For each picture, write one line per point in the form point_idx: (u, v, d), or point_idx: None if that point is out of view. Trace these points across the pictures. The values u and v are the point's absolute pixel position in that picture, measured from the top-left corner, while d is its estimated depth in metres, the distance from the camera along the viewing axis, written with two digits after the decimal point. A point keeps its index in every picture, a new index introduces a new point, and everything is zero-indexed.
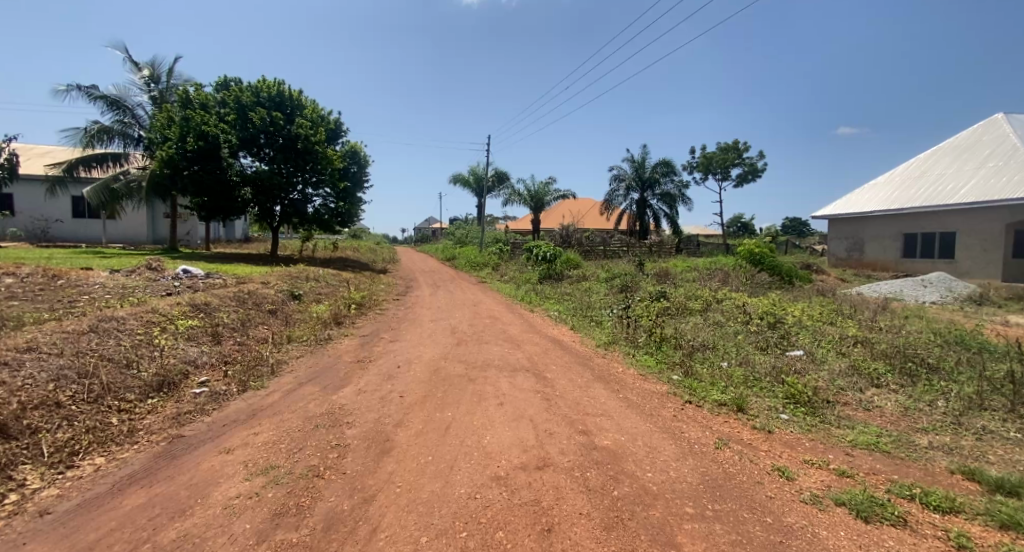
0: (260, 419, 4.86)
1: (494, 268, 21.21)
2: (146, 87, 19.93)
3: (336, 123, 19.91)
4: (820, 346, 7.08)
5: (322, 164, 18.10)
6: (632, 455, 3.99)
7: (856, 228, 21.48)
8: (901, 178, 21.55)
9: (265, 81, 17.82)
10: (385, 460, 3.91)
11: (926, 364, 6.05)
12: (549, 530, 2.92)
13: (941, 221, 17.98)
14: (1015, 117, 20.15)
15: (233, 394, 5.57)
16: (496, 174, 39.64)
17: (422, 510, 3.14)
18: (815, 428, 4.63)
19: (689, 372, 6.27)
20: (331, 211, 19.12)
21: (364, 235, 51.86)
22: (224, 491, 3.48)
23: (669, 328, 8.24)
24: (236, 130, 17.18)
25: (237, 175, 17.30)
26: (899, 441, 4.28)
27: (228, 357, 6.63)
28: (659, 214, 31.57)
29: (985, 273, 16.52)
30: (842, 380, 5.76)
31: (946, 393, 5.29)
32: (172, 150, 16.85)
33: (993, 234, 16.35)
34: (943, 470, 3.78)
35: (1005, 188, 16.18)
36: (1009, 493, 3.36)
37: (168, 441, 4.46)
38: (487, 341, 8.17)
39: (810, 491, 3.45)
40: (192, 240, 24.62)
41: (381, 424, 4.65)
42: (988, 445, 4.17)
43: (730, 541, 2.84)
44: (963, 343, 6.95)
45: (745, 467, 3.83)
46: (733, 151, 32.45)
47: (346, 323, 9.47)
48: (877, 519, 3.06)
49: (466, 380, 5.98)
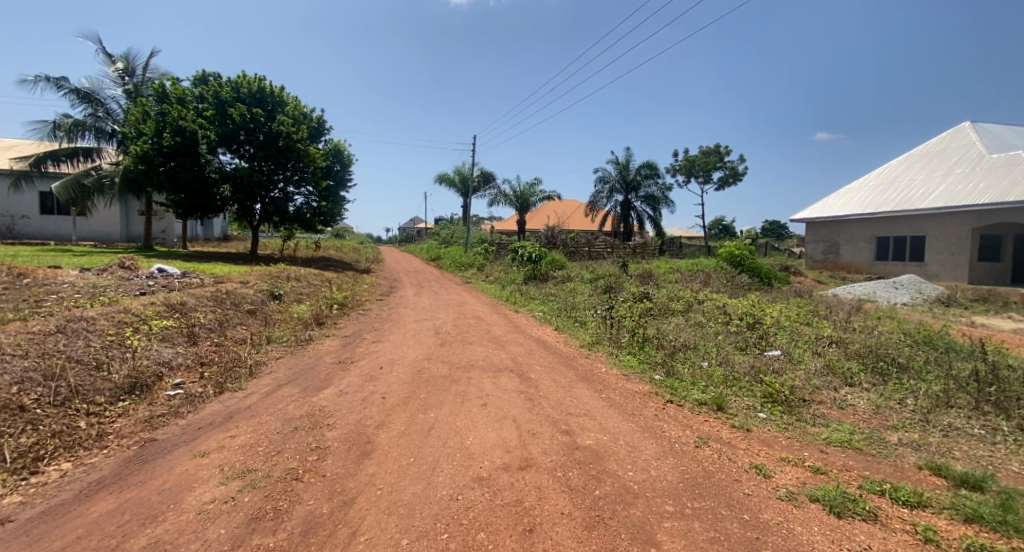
0: (238, 421, 4.79)
1: (480, 268, 21.27)
2: (120, 80, 19.45)
3: (319, 120, 19.76)
4: (797, 346, 7.26)
5: (304, 162, 17.84)
6: (613, 454, 4.03)
7: (832, 231, 22.01)
8: (874, 183, 22.18)
9: (245, 76, 17.55)
10: (366, 462, 3.88)
11: (896, 364, 6.23)
12: (531, 530, 2.93)
13: (912, 225, 18.55)
14: (981, 126, 21.00)
15: (209, 396, 5.46)
16: (481, 174, 39.75)
17: (403, 512, 3.13)
18: (791, 426, 4.73)
19: (671, 372, 6.35)
20: (313, 210, 18.82)
21: (345, 235, 51.43)
22: (198, 496, 3.41)
23: (652, 329, 8.38)
24: (214, 126, 16.82)
25: (216, 172, 16.92)
26: (871, 438, 4.41)
27: (205, 359, 6.49)
28: (643, 216, 31.92)
29: (952, 276, 17.11)
30: (817, 379, 5.91)
31: (915, 391, 5.46)
32: (147, 145, 16.46)
33: (960, 239, 16.93)
34: (912, 466, 3.90)
35: (971, 194, 16.82)
36: (974, 487, 3.49)
37: (139, 446, 4.34)
38: (471, 341, 8.14)
39: (785, 488, 3.53)
40: (167, 238, 24.00)
41: (362, 426, 4.61)
42: (954, 441, 4.33)
43: (708, 538, 2.89)
44: (931, 342, 7.20)
45: (724, 465, 3.90)
46: (715, 155, 32.95)
47: (328, 324, 9.37)
48: (849, 513, 3.15)
49: (449, 381, 5.98)
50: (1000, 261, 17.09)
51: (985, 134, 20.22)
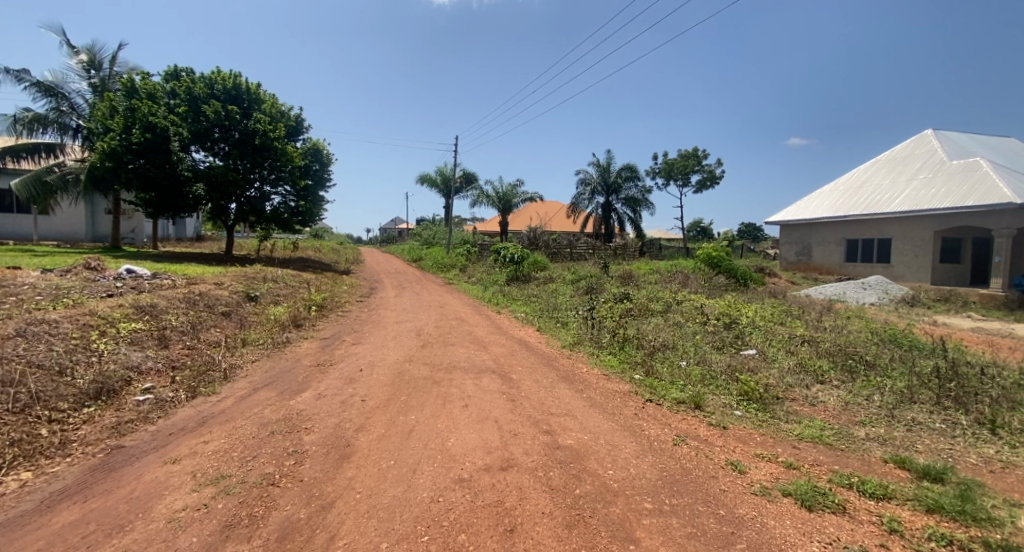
0: (210, 427, 4.68)
1: (462, 269, 21.21)
2: (86, 73, 18.80)
3: (297, 119, 19.47)
4: (771, 345, 7.44)
5: (282, 161, 17.51)
6: (594, 453, 4.08)
7: (804, 233, 22.64)
8: (844, 187, 22.91)
9: (220, 73, 17.18)
10: (345, 466, 3.84)
11: (864, 361, 6.46)
12: (511, 530, 2.95)
13: (879, 228, 19.20)
14: (943, 133, 21.89)
15: (180, 401, 5.33)
16: (464, 174, 39.65)
17: (383, 516, 3.11)
18: (765, 423, 4.87)
19: (650, 371, 6.44)
20: (291, 210, 18.50)
21: (325, 235, 50.73)
22: (169, 504, 3.32)
23: (632, 329, 8.51)
24: (187, 123, 16.39)
25: (189, 170, 16.48)
26: (840, 434, 4.56)
27: (176, 363, 6.32)
28: (624, 218, 32.28)
29: (916, 277, 17.75)
30: (790, 377, 6.08)
31: (882, 388, 5.67)
32: (115, 142, 15.96)
33: (923, 241, 17.60)
34: (878, 460, 4.06)
35: (934, 198, 17.49)
36: (935, 479, 3.64)
37: (106, 453, 4.21)
38: (453, 342, 8.13)
39: (759, 483, 3.64)
40: (137, 238, 23.32)
41: (341, 429, 4.56)
42: (918, 436, 4.51)
43: (686, 534, 2.95)
44: (897, 341, 7.49)
45: (701, 462, 3.99)
46: (693, 158, 33.47)
47: (306, 325, 9.23)
48: (819, 507, 3.25)
49: (431, 383, 5.95)
50: (962, 263, 17.77)
51: (947, 141, 21.09)
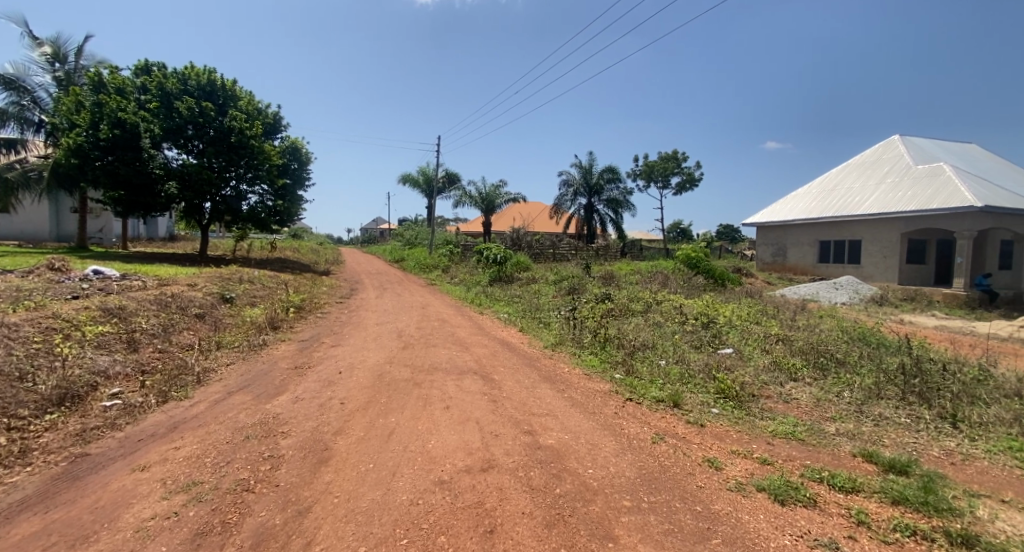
0: (182, 432, 4.56)
1: (444, 270, 21.08)
2: (49, 67, 18.13)
3: (274, 117, 19.11)
4: (747, 343, 7.61)
5: (259, 160, 17.16)
6: (574, 453, 4.11)
7: (779, 235, 23.24)
8: (817, 190, 23.55)
9: (193, 68, 16.76)
10: (322, 470, 3.78)
11: (835, 358, 6.66)
12: (491, 531, 2.95)
13: (849, 230, 19.83)
14: (909, 138, 22.69)
15: (150, 406, 5.17)
16: (446, 174, 39.45)
17: (361, 520, 3.08)
18: (741, 420, 4.97)
19: (630, 371, 6.51)
20: (269, 210, 18.15)
21: (304, 235, 49.86)
22: (137, 513, 3.22)
23: (613, 329, 8.58)
24: (158, 119, 15.92)
25: (160, 168, 16.03)
26: (812, 429, 4.69)
27: (146, 367, 6.12)
28: (605, 219, 32.55)
29: (884, 277, 18.36)
30: (765, 375, 6.22)
31: (851, 384, 5.84)
32: (81, 137, 15.44)
33: (891, 243, 18.22)
34: (848, 454, 4.18)
35: (901, 201, 18.12)
36: (900, 472, 3.77)
37: (70, 461, 4.07)
38: (434, 344, 8.09)
39: (734, 479, 3.71)
40: (105, 237, 22.56)
41: (319, 432, 4.49)
42: (884, 430, 4.66)
43: (663, 530, 2.99)
44: (865, 339, 7.73)
45: (679, 459, 4.05)
46: (673, 160, 33.97)
47: (283, 328, 9.05)
48: (791, 501, 3.33)
49: (412, 384, 5.90)
50: (926, 264, 18.45)
51: (913, 147, 21.86)
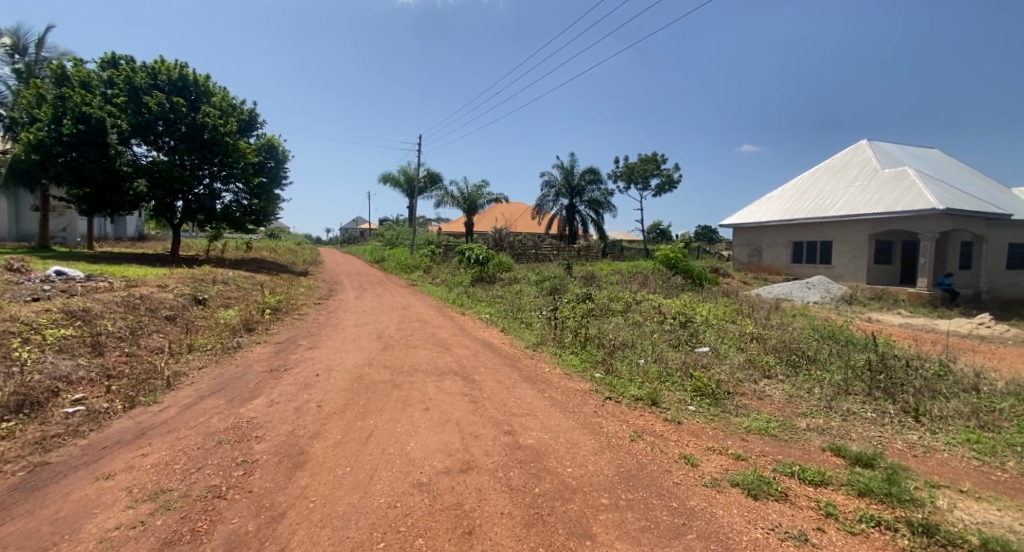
0: (150, 438, 4.41)
1: (425, 270, 20.91)
2: (8, 58, 17.38)
3: (250, 113, 18.69)
4: (724, 342, 7.77)
5: (233, 158, 16.75)
6: (554, 452, 4.13)
7: (754, 236, 23.79)
8: (790, 193, 24.19)
9: (164, 62, 16.26)
10: (298, 474, 3.71)
11: (806, 356, 6.85)
12: (470, 532, 2.94)
13: (821, 231, 20.41)
14: (876, 143, 23.47)
15: (117, 412, 5.00)
16: (428, 174, 39.20)
17: (337, 524, 3.03)
18: (716, 417, 5.07)
19: (610, 369, 6.57)
20: (244, 209, 17.73)
21: (281, 235, 48.83)
22: (100, 523, 3.11)
23: (593, 328, 8.63)
24: (126, 115, 15.40)
25: (128, 165, 15.51)
26: (784, 425, 4.81)
27: (112, 371, 5.91)
28: (587, 220, 32.79)
29: (854, 277, 18.94)
30: (739, 373, 6.36)
31: (822, 381, 6.02)
32: (43, 132, 14.83)
33: (860, 243, 18.82)
34: (818, 448, 4.30)
35: (869, 203, 18.73)
36: (867, 464, 3.91)
37: (28, 471, 3.89)
38: (415, 345, 8.02)
39: (710, 475, 3.78)
40: (69, 237, 21.73)
41: (295, 436, 4.41)
42: (852, 425, 4.82)
43: (639, 527, 3.03)
44: (835, 337, 7.97)
45: (656, 457, 4.11)
46: (653, 162, 34.44)
47: (259, 330, 8.84)
48: (764, 495, 3.41)
49: (391, 386, 5.84)
50: (893, 264, 19.10)
51: (880, 151, 22.64)
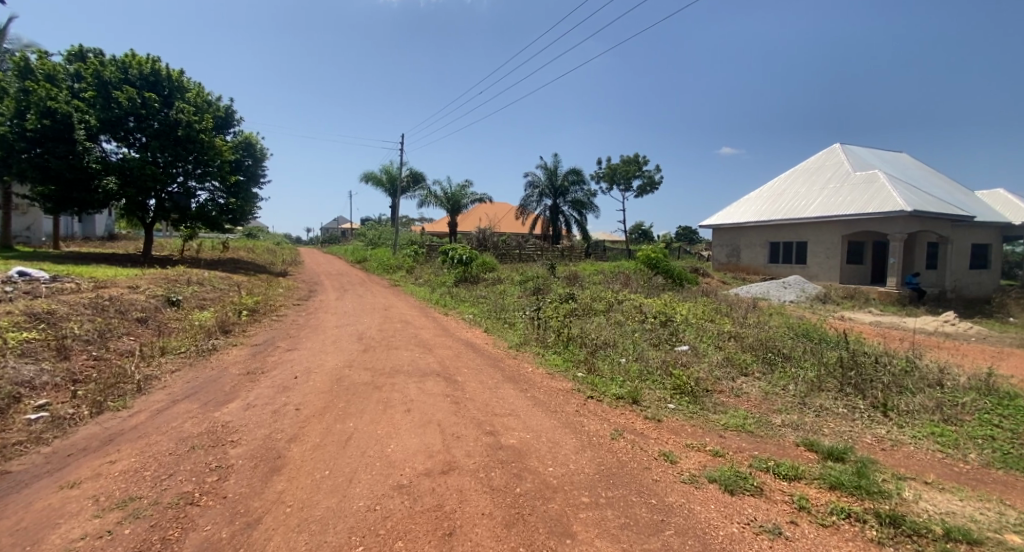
0: (119, 445, 4.28)
1: (407, 271, 20.73)
2: None
3: (226, 110, 18.28)
4: (702, 340, 7.90)
5: (209, 155, 16.36)
6: (535, 451, 4.13)
7: (733, 236, 24.24)
8: (767, 194, 24.72)
9: (134, 56, 15.78)
10: (274, 479, 3.64)
11: (781, 354, 7.00)
12: (450, 533, 2.92)
13: (797, 232, 20.89)
14: (849, 146, 24.15)
15: (83, 418, 4.83)
16: (411, 174, 38.90)
17: (315, 528, 2.98)
18: (695, 414, 5.15)
19: (592, 369, 6.62)
20: (220, 207, 17.36)
21: (259, 234, 47.83)
22: (65, 533, 3.00)
23: (576, 328, 8.67)
24: (95, 110, 14.90)
25: (97, 162, 15.01)
26: (760, 421, 4.91)
27: (78, 376, 5.71)
28: (570, 220, 32.94)
29: (828, 276, 19.45)
30: (718, 370, 6.47)
31: (796, 377, 6.16)
32: (5, 128, 14.25)
33: (833, 244, 19.33)
34: (792, 444, 4.40)
35: (842, 205, 19.26)
36: (838, 459, 4.01)
37: None
38: (396, 346, 7.94)
39: (688, 471, 3.83)
40: (33, 236, 20.92)
41: (272, 440, 4.32)
42: (825, 420, 4.94)
43: (619, 524, 3.06)
44: (809, 335, 8.17)
45: (636, 455, 4.15)
46: (635, 164, 34.83)
47: (235, 332, 8.66)
48: (740, 490, 3.48)
49: (372, 388, 5.77)
50: (865, 263, 19.68)
51: (852, 155, 23.30)
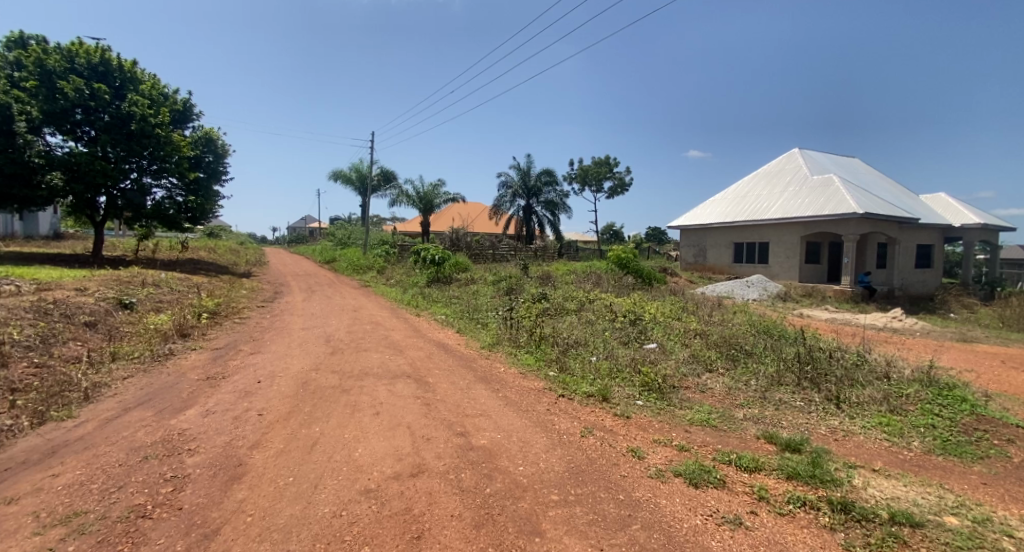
0: (64, 457, 4.03)
1: (377, 271, 20.37)
2: None
3: (184, 104, 17.53)
4: (670, 338, 8.08)
5: (165, 151, 15.66)
6: (506, 451, 4.12)
7: (699, 237, 24.92)
8: (731, 196, 25.51)
9: (82, 45, 14.93)
10: (234, 487, 3.50)
11: (743, 350, 7.24)
12: (418, 536, 2.88)
13: (758, 233, 21.66)
14: (806, 151, 25.18)
15: (24, 430, 4.54)
16: (382, 173, 38.29)
17: (276, 537, 2.89)
18: (662, 410, 5.26)
19: (563, 368, 6.67)
20: (178, 206, 16.64)
21: (221, 235, 46.16)
22: None
23: (547, 328, 8.70)
24: (37, 101, 14.02)
25: (40, 156, 14.14)
26: (724, 416, 5.05)
27: (17, 385, 5.35)
28: (543, 220, 33.12)
29: (787, 276, 20.25)
30: (684, 367, 6.63)
31: (757, 373, 6.38)
32: None
33: (792, 245, 20.13)
34: (753, 437, 4.54)
35: (800, 207, 20.07)
36: (795, 450, 4.17)
37: None
38: (366, 348, 7.79)
39: (655, 466, 3.91)
40: None
41: (232, 448, 4.16)
42: (783, 413, 5.13)
43: (587, 520, 3.09)
44: (770, 331, 8.47)
45: (605, 451, 4.20)
46: (605, 165, 35.30)
47: (193, 335, 8.31)
48: (704, 483, 3.57)
49: (339, 392, 5.63)
50: (821, 263, 20.58)
51: (809, 159, 24.30)
